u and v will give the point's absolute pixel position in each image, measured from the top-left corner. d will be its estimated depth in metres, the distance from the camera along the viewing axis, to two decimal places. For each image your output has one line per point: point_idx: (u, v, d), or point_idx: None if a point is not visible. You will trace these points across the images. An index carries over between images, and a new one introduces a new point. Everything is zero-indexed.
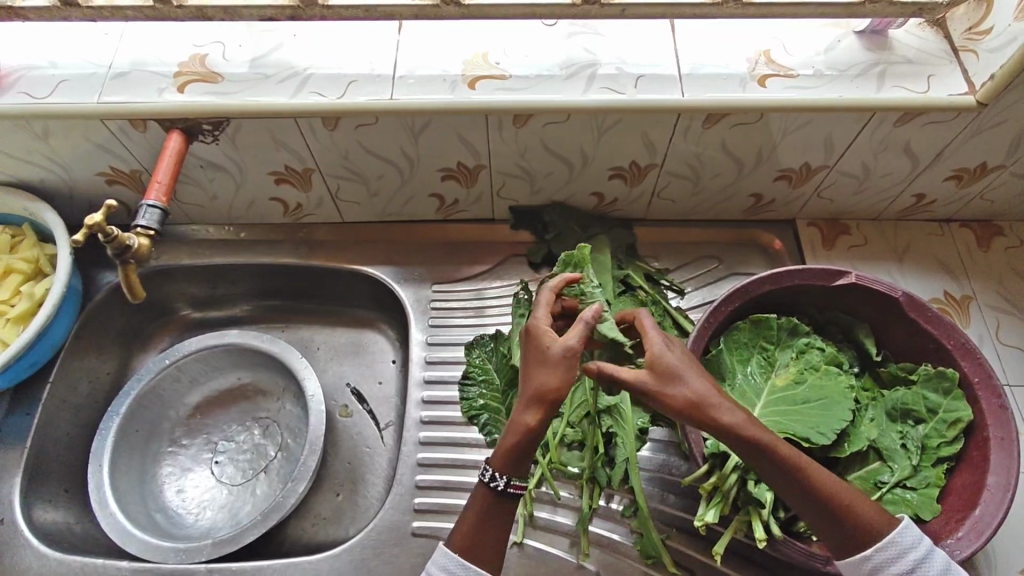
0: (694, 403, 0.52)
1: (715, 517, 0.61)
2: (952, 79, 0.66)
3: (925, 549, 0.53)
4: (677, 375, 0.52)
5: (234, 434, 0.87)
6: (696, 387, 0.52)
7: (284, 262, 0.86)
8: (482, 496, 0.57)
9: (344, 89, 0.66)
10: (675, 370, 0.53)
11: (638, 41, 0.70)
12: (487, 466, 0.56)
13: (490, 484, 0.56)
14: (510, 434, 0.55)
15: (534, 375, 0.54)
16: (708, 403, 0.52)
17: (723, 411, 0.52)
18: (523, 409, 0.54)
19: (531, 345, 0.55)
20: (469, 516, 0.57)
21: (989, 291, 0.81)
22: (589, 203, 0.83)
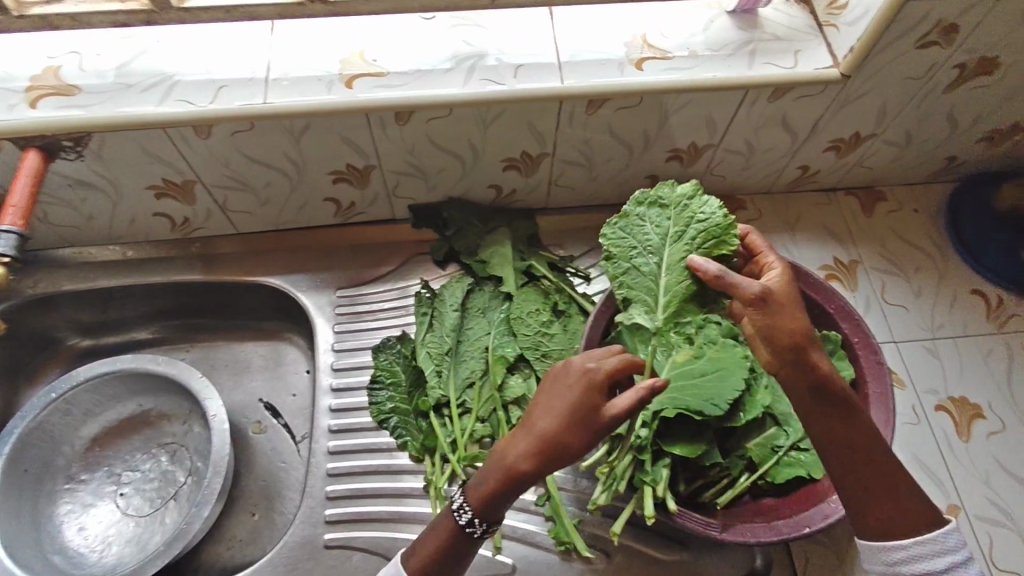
0: (802, 338, 0.54)
1: (609, 499, 0.64)
2: (817, 53, 0.69)
3: (965, 555, 0.53)
4: (790, 303, 0.56)
5: (139, 463, 0.83)
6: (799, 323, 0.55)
7: (178, 279, 0.83)
8: (449, 534, 0.57)
9: (213, 95, 0.63)
10: (779, 304, 0.56)
11: (518, 31, 0.70)
12: (465, 503, 0.56)
13: (463, 524, 0.56)
14: (497, 473, 0.56)
15: (544, 419, 0.55)
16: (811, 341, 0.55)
17: (820, 356, 0.55)
18: (518, 448, 0.55)
19: (570, 397, 0.55)
20: (429, 545, 0.57)
21: (873, 254, 0.85)
22: (488, 196, 0.82)
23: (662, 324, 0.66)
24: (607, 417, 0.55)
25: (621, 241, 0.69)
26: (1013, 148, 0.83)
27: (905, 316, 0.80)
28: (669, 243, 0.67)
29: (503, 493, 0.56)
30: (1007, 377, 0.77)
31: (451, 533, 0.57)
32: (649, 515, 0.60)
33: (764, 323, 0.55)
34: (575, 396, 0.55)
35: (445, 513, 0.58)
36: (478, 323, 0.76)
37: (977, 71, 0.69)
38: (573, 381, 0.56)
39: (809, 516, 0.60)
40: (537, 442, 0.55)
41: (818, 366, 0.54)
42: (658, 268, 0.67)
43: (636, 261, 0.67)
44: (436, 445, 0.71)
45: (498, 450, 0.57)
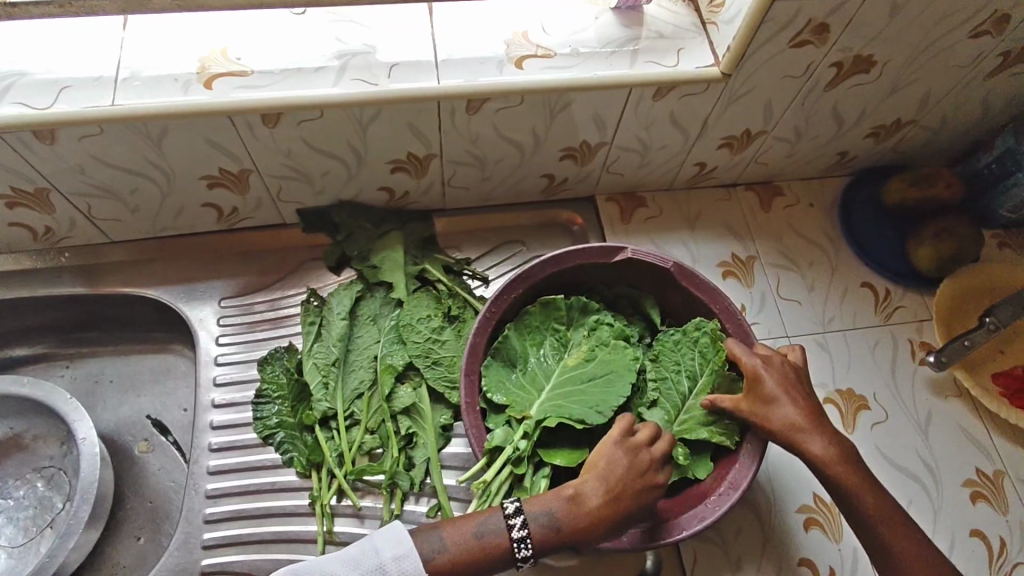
0: (786, 428, 0.59)
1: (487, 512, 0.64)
2: (698, 52, 0.68)
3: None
4: (776, 398, 0.60)
5: (11, 490, 0.78)
6: (791, 416, 0.60)
7: (45, 293, 0.77)
8: (499, 552, 0.54)
9: (54, 98, 0.58)
10: (769, 396, 0.61)
11: (393, 29, 0.67)
12: (530, 537, 0.54)
13: (520, 550, 0.54)
14: (569, 519, 0.55)
15: (624, 477, 0.56)
16: (802, 430, 0.59)
17: (822, 437, 0.59)
18: (592, 493, 0.56)
19: (651, 485, 0.57)
20: (466, 557, 0.53)
21: (770, 250, 0.85)
22: (380, 198, 0.79)
23: (675, 434, 0.64)
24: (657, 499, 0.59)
25: (671, 353, 0.67)
26: (900, 143, 0.85)
27: (798, 311, 0.81)
28: (704, 371, 0.65)
29: (567, 538, 0.55)
30: (891, 368, 0.79)
31: (502, 558, 0.54)
32: None
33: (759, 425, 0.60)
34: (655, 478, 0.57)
35: (497, 533, 0.54)
36: (368, 330, 0.73)
37: (854, 70, 0.69)
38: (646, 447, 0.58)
39: (687, 519, 0.59)
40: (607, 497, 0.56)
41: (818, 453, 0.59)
42: (696, 390, 0.65)
43: (671, 376, 0.66)
44: (322, 459, 0.69)
45: (574, 504, 0.55)
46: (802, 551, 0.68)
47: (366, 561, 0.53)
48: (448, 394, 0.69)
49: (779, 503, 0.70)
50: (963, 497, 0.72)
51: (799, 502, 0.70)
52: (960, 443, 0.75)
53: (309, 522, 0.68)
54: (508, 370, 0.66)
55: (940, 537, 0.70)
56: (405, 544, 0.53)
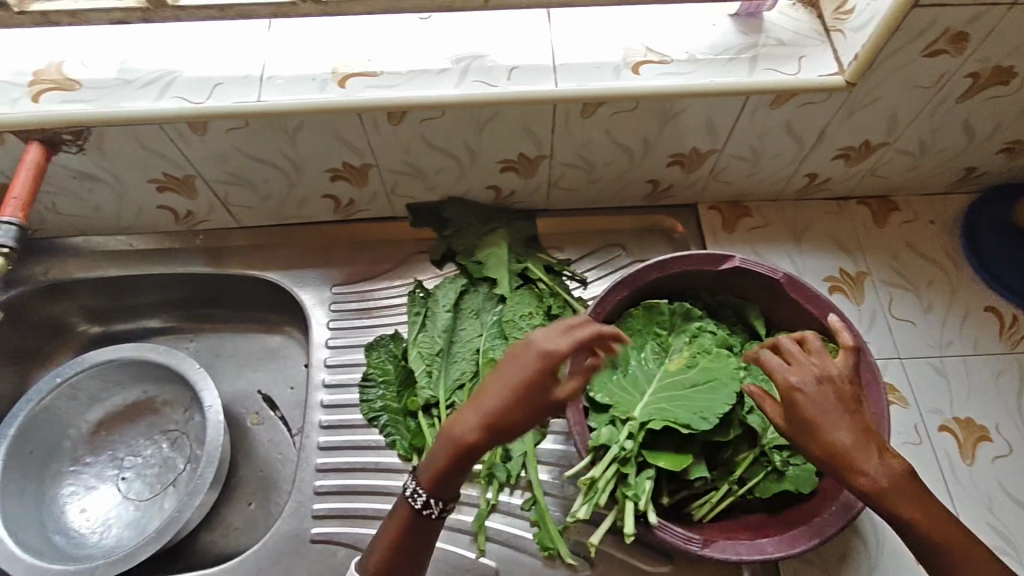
0: (834, 452, 0.51)
1: (589, 511, 0.62)
2: (823, 60, 0.67)
3: None
4: (822, 421, 0.51)
5: (141, 448, 0.85)
6: (841, 439, 0.51)
7: (180, 271, 0.84)
8: (404, 517, 0.57)
9: (209, 93, 0.64)
10: (810, 418, 0.52)
11: (513, 33, 0.69)
12: (417, 491, 0.56)
13: (423, 507, 0.56)
14: (465, 426, 0.53)
15: (497, 400, 0.51)
16: (855, 457, 0.50)
17: (874, 467, 0.50)
18: (471, 429, 0.52)
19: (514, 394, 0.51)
20: (389, 538, 0.58)
21: (883, 267, 0.82)
22: (487, 196, 0.82)
23: (770, 441, 0.64)
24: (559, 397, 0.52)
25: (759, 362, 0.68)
26: None
27: (912, 331, 0.78)
28: None
29: (472, 451, 0.53)
30: (1017, 398, 0.74)
31: (535, 418, 0.52)
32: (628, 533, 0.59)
33: (795, 442, 0.53)
34: (518, 383, 0.51)
35: (399, 504, 0.58)
36: (469, 322, 0.76)
37: (992, 81, 0.66)
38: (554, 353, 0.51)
39: (796, 537, 0.58)
40: (491, 413, 0.52)
41: (866, 486, 0.50)
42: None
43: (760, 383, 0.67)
44: (424, 445, 0.72)
45: (439, 441, 0.55)
46: None
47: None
48: None
49: (885, 531, 0.67)
50: None
51: None
52: None
53: None
54: (610, 370, 0.67)
55: None
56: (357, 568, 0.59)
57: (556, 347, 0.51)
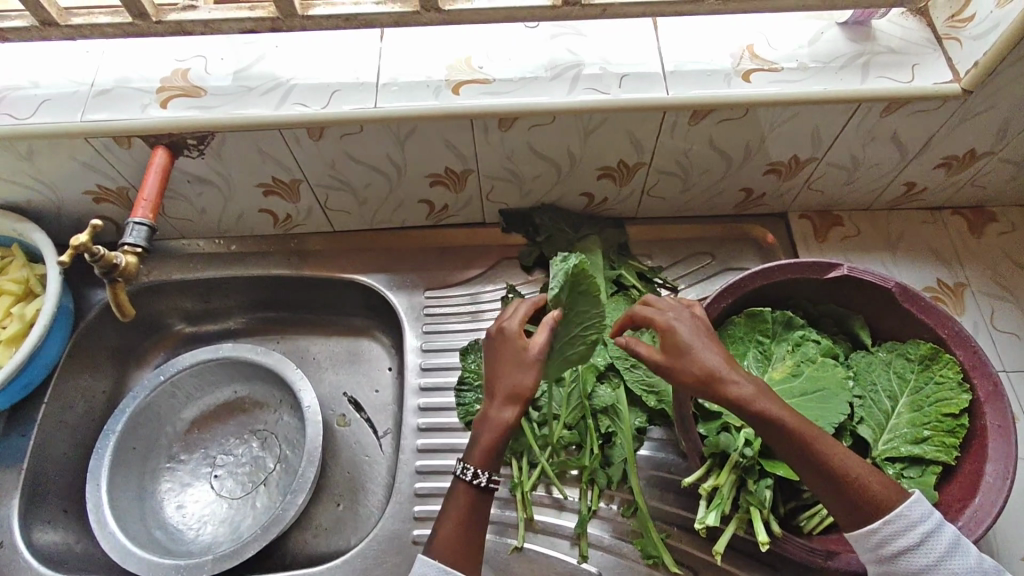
0: (708, 375, 0.52)
1: (716, 520, 0.60)
2: (936, 68, 0.66)
3: (936, 522, 0.51)
4: (696, 347, 0.53)
5: (232, 447, 0.87)
6: (710, 363, 0.52)
7: (273, 273, 0.86)
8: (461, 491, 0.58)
9: (327, 99, 0.66)
10: (685, 346, 0.53)
11: (620, 42, 0.70)
12: (468, 464, 0.58)
13: (473, 481, 0.57)
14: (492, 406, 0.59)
15: (513, 372, 0.58)
16: (728, 373, 0.52)
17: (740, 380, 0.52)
18: (504, 406, 0.58)
19: (506, 353, 0.59)
20: (447, 523, 0.57)
21: (983, 278, 0.80)
22: (579, 203, 0.82)
23: (881, 452, 0.64)
24: (536, 349, 0.59)
25: (867, 372, 0.67)
26: None
27: (1017, 344, 0.76)
28: (907, 391, 0.65)
29: (500, 418, 0.58)
30: None
31: (526, 367, 0.59)
32: (761, 542, 0.57)
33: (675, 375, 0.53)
34: (504, 353, 0.59)
35: (456, 485, 0.58)
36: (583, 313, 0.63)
37: None
38: (520, 328, 0.61)
39: None
40: (491, 381, 0.59)
41: (737, 398, 0.51)
42: (901, 411, 0.65)
43: (869, 393, 0.66)
44: (523, 449, 0.72)
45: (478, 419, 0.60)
46: None
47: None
48: (646, 398, 0.70)
49: (1002, 548, 0.65)
50: None
51: None
52: None
53: (509, 508, 0.72)
54: None
55: None
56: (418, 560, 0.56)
57: (513, 323, 0.61)
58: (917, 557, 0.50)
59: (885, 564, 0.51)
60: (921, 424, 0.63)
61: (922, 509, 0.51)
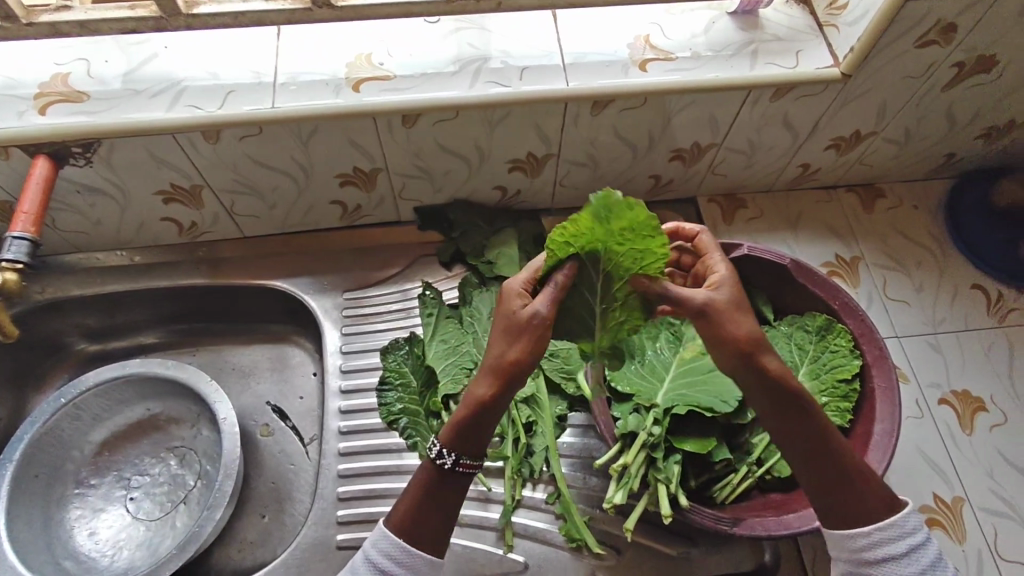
0: (747, 343, 0.48)
1: (624, 498, 0.63)
2: (818, 53, 0.70)
3: (925, 536, 0.52)
4: (740, 309, 0.49)
5: (148, 467, 0.83)
6: (752, 328, 0.48)
7: (183, 283, 0.83)
8: (427, 467, 0.55)
9: (222, 100, 0.64)
10: (734, 304, 0.49)
11: (521, 35, 0.71)
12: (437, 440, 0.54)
13: (437, 461, 0.54)
14: (477, 376, 0.52)
15: (504, 346, 0.50)
16: (765, 347, 0.49)
17: (771, 357, 0.49)
18: (481, 381, 0.51)
19: (499, 317, 0.51)
20: (407, 498, 0.55)
21: (875, 251, 0.85)
22: (493, 197, 0.83)
23: None
24: (534, 318, 0.49)
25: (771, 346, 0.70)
26: (1011, 145, 0.84)
27: (907, 311, 0.81)
28: (806, 360, 0.68)
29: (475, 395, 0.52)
30: (1008, 370, 0.77)
31: (513, 339, 0.50)
32: (665, 514, 0.60)
33: (712, 333, 0.48)
34: (498, 318, 0.51)
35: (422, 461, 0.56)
36: (626, 253, 0.47)
37: (975, 69, 0.70)
38: (524, 297, 0.51)
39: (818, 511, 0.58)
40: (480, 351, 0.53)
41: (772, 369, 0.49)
42: (802, 380, 0.68)
43: None
44: None
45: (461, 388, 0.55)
46: None
47: (357, 565, 0.55)
48: (565, 384, 0.72)
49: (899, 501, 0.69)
50: None
51: (920, 502, 0.69)
52: None
53: None
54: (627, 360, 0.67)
55: None
56: (379, 528, 0.55)
57: (514, 285, 0.51)
58: (901, 566, 0.51)
59: (864, 567, 0.52)
60: (820, 391, 0.66)
61: (915, 520, 0.53)
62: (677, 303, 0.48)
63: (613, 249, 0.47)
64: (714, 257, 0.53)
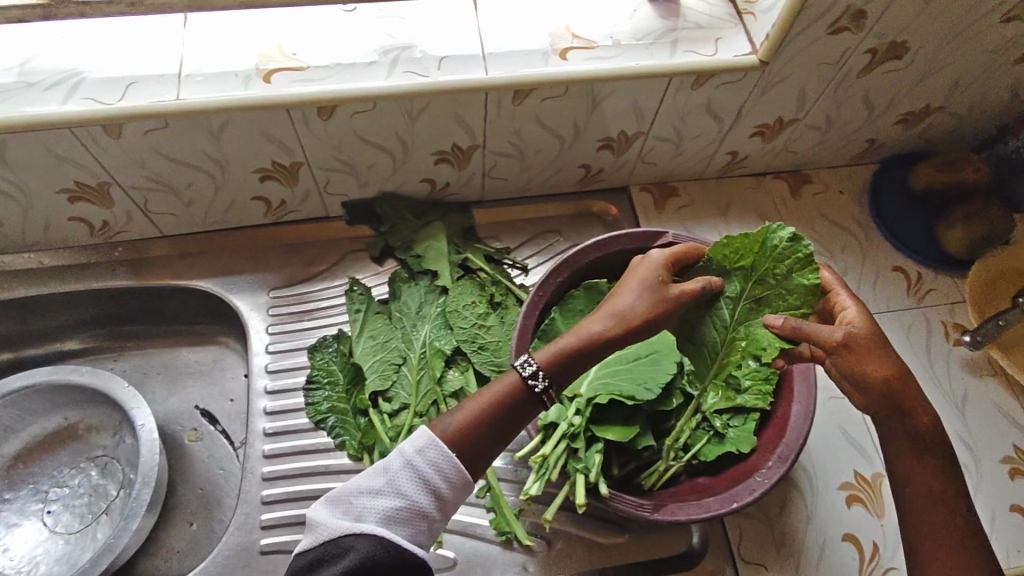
0: (893, 378, 0.59)
1: (540, 489, 0.63)
2: (735, 41, 0.70)
3: None
4: (884, 348, 0.60)
5: (67, 479, 0.80)
6: (897, 364, 0.59)
7: (98, 286, 0.80)
8: (510, 384, 0.59)
9: (122, 93, 0.61)
10: (874, 342, 0.60)
11: (440, 24, 0.69)
12: (531, 359, 0.60)
13: (527, 378, 0.59)
14: (592, 322, 0.61)
15: (631, 301, 0.62)
16: (909, 382, 0.59)
17: (914, 388, 0.60)
18: (600, 321, 0.61)
19: (637, 276, 0.63)
20: (475, 408, 0.57)
21: (802, 236, 0.87)
22: (422, 189, 0.81)
23: (711, 405, 0.65)
24: (678, 291, 0.63)
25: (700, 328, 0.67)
26: (928, 130, 0.86)
27: None
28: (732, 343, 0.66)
29: (591, 334, 0.61)
30: (926, 349, 0.80)
31: (653, 304, 0.62)
32: (580, 503, 0.60)
33: (855, 365, 0.59)
34: (637, 280, 0.63)
35: (506, 376, 0.60)
36: (778, 271, 0.62)
37: (887, 56, 0.71)
38: (665, 266, 0.64)
39: (735, 493, 0.60)
40: (604, 303, 0.63)
41: (916, 408, 0.59)
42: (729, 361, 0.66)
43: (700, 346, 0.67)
44: (375, 442, 0.71)
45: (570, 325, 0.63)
46: (846, 527, 0.69)
47: (389, 465, 0.53)
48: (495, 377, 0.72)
49: (820, 479, 0.71)
50: (1002, 473, 0.73)
51: (841, 479, 0.71)
52: (995, 419, 0.76)
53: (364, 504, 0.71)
54: None
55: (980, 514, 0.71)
56: (424, 434, 0.55)
57: (661, 256, 0.64)
58: None
59: None
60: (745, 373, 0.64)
61: None
62: (815, 336, 0.60)
63: (753, 279, 0.63)
64: (842, 292, 0.63)
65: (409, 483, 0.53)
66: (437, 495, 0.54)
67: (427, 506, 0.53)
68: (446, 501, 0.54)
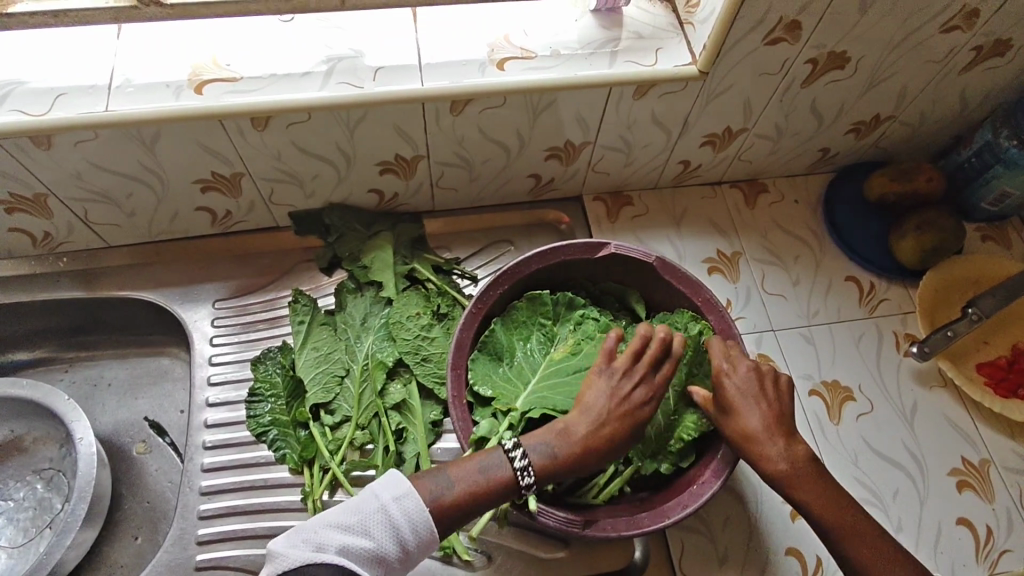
0: (749, 436, 0.59)
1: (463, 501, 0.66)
2: (676, 51, 0.70)
3: None
4: (746, 406, 0.59)
5: (12, 492, 0.79)
6: (756, 424, 0.59)
7: (42, 297, 0.79)
8: (504, 480, 0.56)
9: (51, 103, 0.61)
10: (729, 406, 0.60)
11: (379, 34, 0.69)
12: (527, 463, 0.56)
13: (522, 476, 0.56)
14: (558, 440, 0.57)
15: (604, 419, 0.58)
16: (763, 442, 0.58)
17: (774, 446, 0.58)
18: (572, 434, 0.57)
19: (611, 388, 0.59)
20: (464, 491, 0.55)
21: (755, 246, 0.86)
22: (370, 201, 0.81)
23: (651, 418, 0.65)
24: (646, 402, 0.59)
25: None
26: (880, 140, 0.86)
27: (784, 305, 0.82)
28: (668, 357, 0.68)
29: (560, 457, 0.57)
30: (877, 360, 0.79)
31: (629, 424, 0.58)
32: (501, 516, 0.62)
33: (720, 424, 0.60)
34: (611, 392, 0.59)
35: (500, 466, 0.56)
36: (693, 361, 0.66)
37: (829, 66, 0.71)
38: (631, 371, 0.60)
39: (671, 508, 0.60)
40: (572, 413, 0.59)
41: (771, 467, 0.58)
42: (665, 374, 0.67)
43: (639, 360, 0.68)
44: (315, 455, 0.70)
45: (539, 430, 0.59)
46: (789, 541, 0.68)
47: (362, 505, 0.52)
48: (438, 390, 0.71)
49: (764, 493, 0.70)
50: (949, 486, 0.73)
51: None
52: (944, 430, 0.76)
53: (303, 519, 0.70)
54: (495, 363, 0.67)
55: (926, 529, 0.70)
56: (404, 485, 0.53)
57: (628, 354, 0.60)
58: None
59: None
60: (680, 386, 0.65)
61: None
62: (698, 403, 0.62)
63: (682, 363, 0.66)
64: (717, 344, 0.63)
65: (379, 527, 0.51)
66: (404, 546, 0.52)
67: (391, 553, 0.51)
68: (411, 554, 0.53)
